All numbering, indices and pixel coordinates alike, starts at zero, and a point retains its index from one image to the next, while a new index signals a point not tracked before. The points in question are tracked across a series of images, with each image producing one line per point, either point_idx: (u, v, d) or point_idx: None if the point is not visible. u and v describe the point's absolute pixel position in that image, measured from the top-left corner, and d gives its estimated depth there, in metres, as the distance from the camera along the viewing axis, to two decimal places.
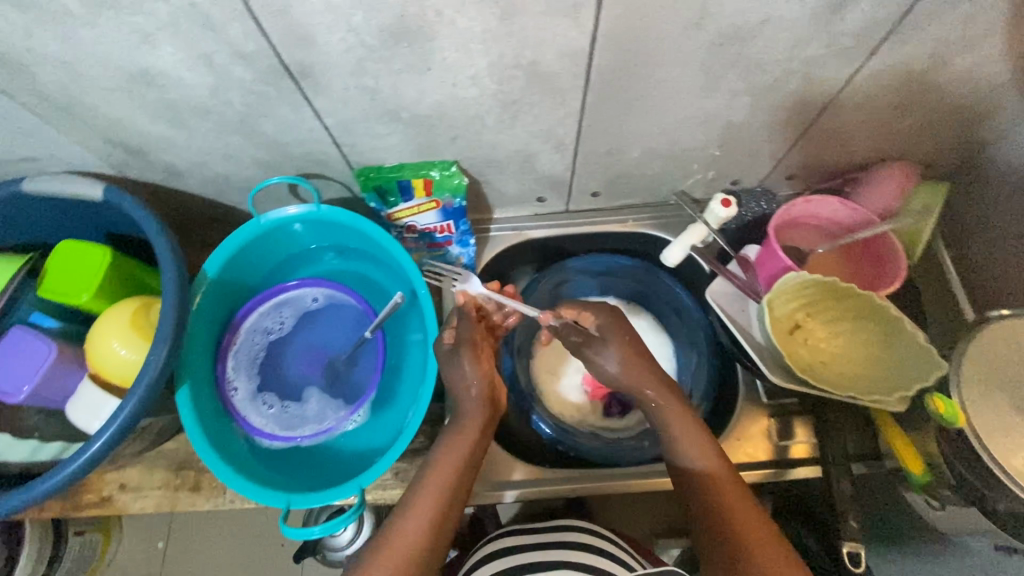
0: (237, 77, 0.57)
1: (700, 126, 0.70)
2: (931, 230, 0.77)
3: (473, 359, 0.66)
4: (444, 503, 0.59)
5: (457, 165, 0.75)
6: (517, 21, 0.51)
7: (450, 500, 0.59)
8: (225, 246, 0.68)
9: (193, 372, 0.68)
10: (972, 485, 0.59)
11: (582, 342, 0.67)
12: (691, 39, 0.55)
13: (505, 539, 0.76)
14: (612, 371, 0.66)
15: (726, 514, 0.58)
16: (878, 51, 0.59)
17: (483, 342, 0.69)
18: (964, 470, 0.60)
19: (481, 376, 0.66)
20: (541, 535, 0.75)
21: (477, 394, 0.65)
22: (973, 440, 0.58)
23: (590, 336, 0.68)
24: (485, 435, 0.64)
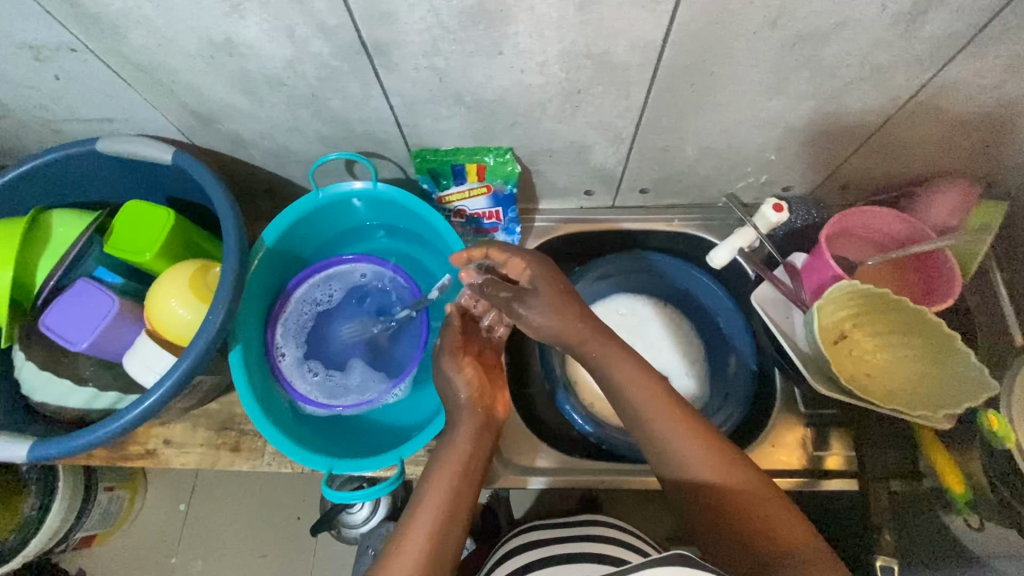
0: (314, 51, 0.59)
1: (761, 128, 0.69)
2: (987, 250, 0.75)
3: (454, 362, 0.66)
4: (454, 499, 0.57)
5: (512, 153, 0.76)
6: (595, 9, 0.52)
7: (460, 495, 0.58)
8: (284, 216, 0.70)
9: (246, 336, 0.70)
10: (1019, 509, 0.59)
11: (513, 296, 0.62)
12: (765, 38, 0.55)
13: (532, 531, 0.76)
14: (539, 323, 0.61)
15: (780, 547, 0.53)
16: (954, 62, 0.58)
17: (463, 347, 0.68)
18: (1010, 493, 0.59)
19: (465, 378, 0.65)
20: (568, 527, 0.76)
21: (467, 400, 0.64)
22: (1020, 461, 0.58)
23: (521, 289, 0.62)
24: (486, 428, 0.63)
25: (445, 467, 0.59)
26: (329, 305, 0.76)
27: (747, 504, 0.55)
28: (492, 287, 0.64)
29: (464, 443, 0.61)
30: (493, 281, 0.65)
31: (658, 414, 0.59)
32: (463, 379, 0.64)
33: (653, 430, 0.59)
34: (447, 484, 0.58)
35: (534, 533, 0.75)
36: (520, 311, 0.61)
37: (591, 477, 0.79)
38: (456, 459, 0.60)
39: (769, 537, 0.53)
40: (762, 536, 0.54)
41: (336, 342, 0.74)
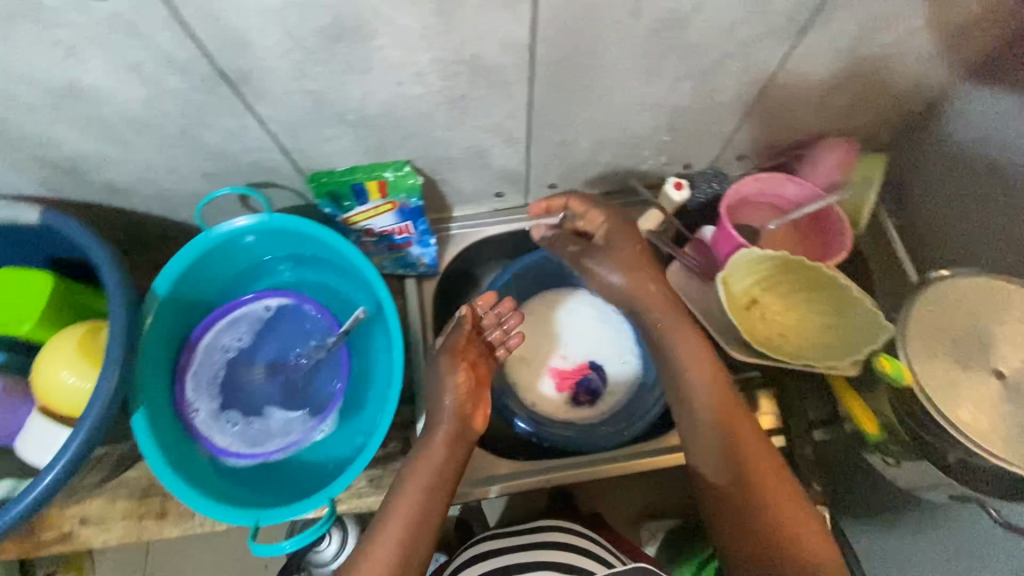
0: (171, 86, 0.55)
1: (648, 112, 0.71)
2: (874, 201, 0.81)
3: (453, 367, 0.67)
4: (418, 517, 0.61)
5: (411, 165, 0.74)
6: (455, 15, 0.51)
7: (424, 513, 0.62)
8: (173, 264, 0.66)
9: (151, 397, 0.66)
10: (924, 440, 0.62)
11: (581, 252, 0.73)
12: (630, 27, 0.56)
13: (488, 542, 0.76)
14: (614, 281, 0.71)
15: (771, 513, 0.60)
16: (810, 31, 0.61)
17: (468, 352, 0.68)
18: (916, 427, 0.63)
19: (461, 387, 0.66)
20: (528, 534, 0.75)
21: (450, 407, 0.66)
22: (921, 397, 0.61)
23: (590, 244, 0.73)
24: (456, 446, 0.65)
25: (415, 481, 0.63)
26: (239, 349, 0.72)
27: (757, 475, 0.62)
28: (563, 243, 0.75)
29: (437, 456, 0.64)
30: (564, 234, 0.75)
31: (713, 387, 0.66)
32: (452, 387, 0.65)
33: (700, 400, 0.66)
34: (411, 502, 0.62)
35: (495, 543, 0.75)
36: (588, 265, 0.73)
37: (539, 477, 0.78)
38: (422, 474, 0.63)
39: (763, 500, 0.60)
40: (755, 504, 0.61)
41: (252, 386, 0.71)
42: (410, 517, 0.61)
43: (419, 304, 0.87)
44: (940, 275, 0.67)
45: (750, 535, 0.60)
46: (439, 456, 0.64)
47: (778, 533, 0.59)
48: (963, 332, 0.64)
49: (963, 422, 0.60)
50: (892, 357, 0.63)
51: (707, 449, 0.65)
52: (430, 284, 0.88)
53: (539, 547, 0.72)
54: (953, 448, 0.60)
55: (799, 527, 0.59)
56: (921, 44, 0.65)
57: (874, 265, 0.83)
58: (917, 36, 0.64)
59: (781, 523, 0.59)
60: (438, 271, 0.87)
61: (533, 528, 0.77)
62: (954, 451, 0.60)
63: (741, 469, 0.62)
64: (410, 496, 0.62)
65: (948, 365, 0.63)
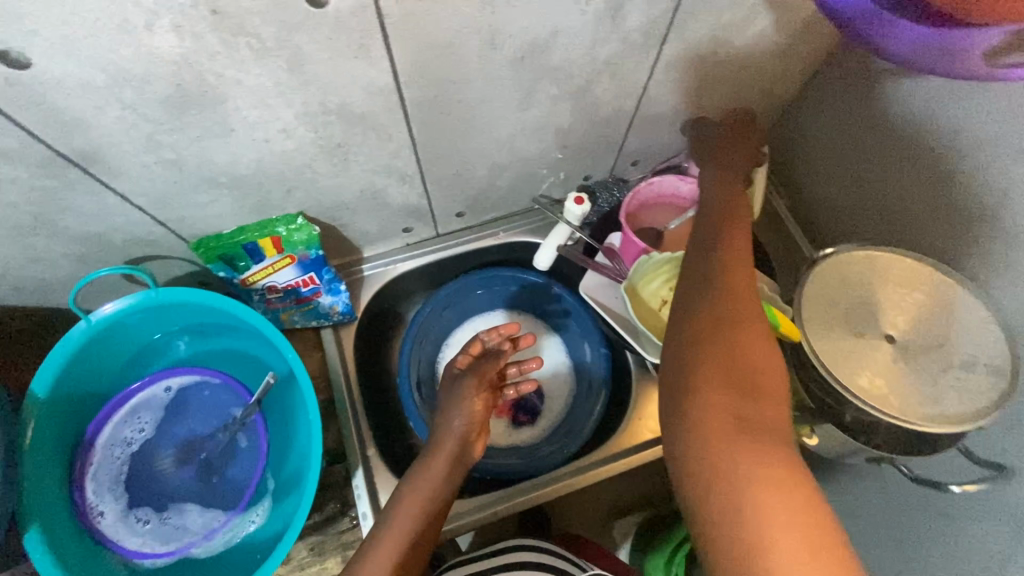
0: (8, 176, 0.51)
1: (534, 134, 0.72)
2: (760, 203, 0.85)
3: (472, 394, 0.69)
4: (415, 534, 0.58)
5: (304, 216, 0.71)
6: (308, 69, 0.50)
7: (424, 525, 0.59)
8: (50, 362, 0.61)
9: (46, 510, 0.61)
10: (827, 405, 0.66)
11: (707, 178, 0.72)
12: (492, 59, 0.56)
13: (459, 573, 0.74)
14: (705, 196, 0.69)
15: (728, 336, 0.47)
16: (667, 41, 0.64)
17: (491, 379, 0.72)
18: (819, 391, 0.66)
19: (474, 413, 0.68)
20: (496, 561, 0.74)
21: (459, 429, 0.67)
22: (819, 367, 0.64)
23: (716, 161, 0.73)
24: (454, 469, 0.64)
25: (414, 489, 0.61)
26: (143, 439, 0.69)
27: (736, 312, 0.49)
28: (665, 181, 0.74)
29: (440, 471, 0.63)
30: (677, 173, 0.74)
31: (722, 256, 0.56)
32: (468, 410, 0.67)
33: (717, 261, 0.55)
34: (407, 523, 0.58)
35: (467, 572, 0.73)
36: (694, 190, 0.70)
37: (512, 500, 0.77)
38: (421, 485, 0.62)
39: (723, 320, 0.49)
40: (721, 327, 0.48)
41: (162, 476, 0.67)
42: (410, 532, 0.58)
43: (339, 353, 0.83)
44: (829, 253, 0.71)
45: (707, 354, 0.47)
46: (441, 471, 0.63)
47: (743, 361, 0.46)
48: (857, 300, 0.68)
49: (861, 387, 0.63)
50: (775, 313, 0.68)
51: (686, 288, 0.54)
52: (349, 332, 0.85)
53: (506, 572, 0.71)
54: (851, 408, 0.64)
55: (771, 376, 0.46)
56: (773, 40, 0.69)
57: (767, 242, 0.93)
58: (767, 35, 0.68)
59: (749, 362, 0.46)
60: (355, 317, 0.84)
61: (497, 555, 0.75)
62: (852, 411, 0.64)
63: (715, 301, 0.50)
64: (409, 511, 0.59)
65: (843, 334, 0.66)
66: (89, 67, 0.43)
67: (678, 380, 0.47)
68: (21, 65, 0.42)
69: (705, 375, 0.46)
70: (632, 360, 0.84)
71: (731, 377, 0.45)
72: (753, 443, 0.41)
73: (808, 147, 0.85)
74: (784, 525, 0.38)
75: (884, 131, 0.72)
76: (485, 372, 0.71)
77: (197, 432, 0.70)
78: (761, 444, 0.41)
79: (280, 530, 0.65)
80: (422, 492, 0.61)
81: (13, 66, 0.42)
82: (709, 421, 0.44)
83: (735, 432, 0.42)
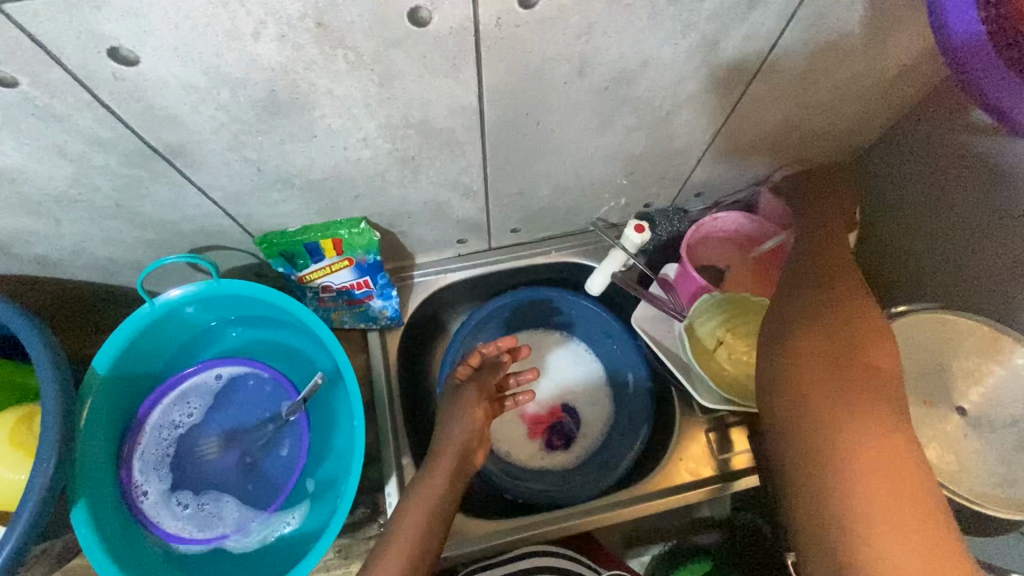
0: (98, 163, 0.52)
1: (604, 160, 0.71)
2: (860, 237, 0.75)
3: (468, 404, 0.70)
4: (421, 545, 0.59)
5: (367, 221, 0.71)
6: (397, 84, 0.50)
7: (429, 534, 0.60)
8: (113, 341, 0.62)
9: (95, 485, 0.62)
10: None
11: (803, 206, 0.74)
12: (578, 86, 0.55)
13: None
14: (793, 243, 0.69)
15: (829, 322, 0.54)
16: (756, 79, 0.62)
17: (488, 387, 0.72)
18: None
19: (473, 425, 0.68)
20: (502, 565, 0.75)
21: (459, 437, 0.68)
22: None
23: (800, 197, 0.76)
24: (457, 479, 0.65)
25: (423, 497, 0.62)
26: (191, 424, 0.70)
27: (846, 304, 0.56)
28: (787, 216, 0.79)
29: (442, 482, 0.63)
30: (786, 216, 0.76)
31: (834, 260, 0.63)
32: (468, 420, 0.68)
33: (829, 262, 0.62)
34: (413, 534, 0.59)
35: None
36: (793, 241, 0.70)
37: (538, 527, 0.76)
38: (430, 492, 0.62)
39: (832, 306, 0.56)
40: (826, 316, 0.55)
41: (205, 463, 0.69)
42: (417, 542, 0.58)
43: (383, 358, 0.83)
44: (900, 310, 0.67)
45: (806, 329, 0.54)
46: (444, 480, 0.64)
47: (849, 338, 0.52)
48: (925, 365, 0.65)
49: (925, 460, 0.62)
50: None
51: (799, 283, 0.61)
52: (394, 337, 0.85)
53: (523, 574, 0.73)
54: None
55: (883, 357, 0.51)
56: (866, 85, 0.66)
57: None
58: (861, 79, 0.65)
59: (855, 345, 0.52)
60: (402, 323, 0.84)
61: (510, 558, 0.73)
62: None
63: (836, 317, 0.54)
64: (415, 519, 0.60)
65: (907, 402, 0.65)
66: (191, 69, 0.44)
67: (778, 346, 0.55)
68: (129, 61, 0.42)
69: (804, 343, 0.53)
70: (676, 398, 0.82)
71: (828, 341, 0.52)
72: (846, 395, 0.48)
73: (880, 186, 0.80)
74: (868, 463, 0.44)
75: (974, 181, 0.67)
76: (484, 382, 0.72)
77: (241, 422, 0.71)
78: (858, 402, 0.47)
79: (315, 533, 0.65)
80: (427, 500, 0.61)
81: (121, 63, 0.42)
82: (801, 370, 0.51)
83: (827, 390, 0.49)
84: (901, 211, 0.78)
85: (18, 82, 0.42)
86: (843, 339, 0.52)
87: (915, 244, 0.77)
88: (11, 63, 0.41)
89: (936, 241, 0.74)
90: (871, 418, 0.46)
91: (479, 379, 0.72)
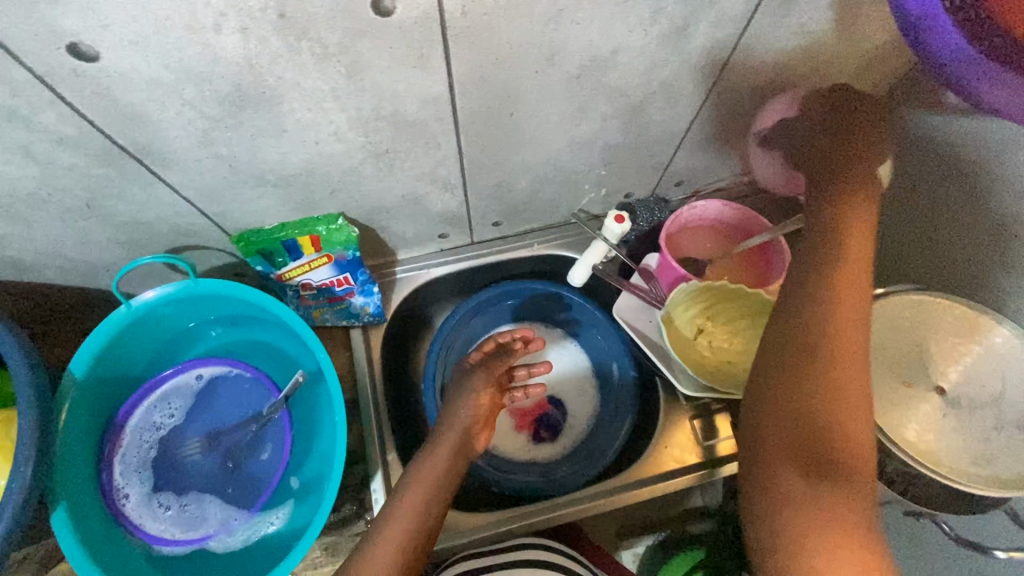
0: (66, 163, 0.52)
1: (581, 150, 0.71)
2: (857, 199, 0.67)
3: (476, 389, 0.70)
4: (411, 539, 0.57)
5: (345, 217, 0.71)
6: (366, 76, 0.49)
7: (421, 527, 0.58)
8: (89, 343, 0.62)
9: (75, 488, 0.62)
10: None
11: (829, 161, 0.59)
12: (549, 75, 0.55)
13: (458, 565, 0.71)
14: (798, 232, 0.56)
15: (820, 423, 0.47)
16: (729, 65, 0.62)
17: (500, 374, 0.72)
18: None
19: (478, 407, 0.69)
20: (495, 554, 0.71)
21: (463, 420, 0.68)
22: None
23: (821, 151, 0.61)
24: (453, 473, 0.64)
25: (417, 489, 0.60)
26: (172, 425, 0.69)
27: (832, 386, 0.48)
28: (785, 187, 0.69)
29: (437, 474, 0.62)
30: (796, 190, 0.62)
31: (836, 302, 0.50)
32: (475, 402, 0.69)
33: (822, 311, 0.50)
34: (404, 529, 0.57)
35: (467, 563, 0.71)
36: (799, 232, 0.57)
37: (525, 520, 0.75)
38: (422, 484, 0.61)
39: (821, 391, 0.47)
40: (811, 413, 0.47)
41: (188, 464, 0.68)
42: (408, 536, 0.57)
43: (366, 355, 0.83)
44: (881, 292, 0.68)
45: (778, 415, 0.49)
46: (439, 473, 0.62)
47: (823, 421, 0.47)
48: (907, 347, 0.66)
49: (907, 440, 0.62)
50: None
51: (786, 348, 0.50)
52: (378, 333, 0.85)
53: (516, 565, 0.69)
54: (887, 457, 0.60)
55: (866, 447, 0.46)
56: (840, 69, 0.66)
57: None
58: (835, 63, 0.65)
59: (840, 446, 0.46)
60: (385, 319, 0.84)
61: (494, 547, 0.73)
62: (891, 462, 0.60)
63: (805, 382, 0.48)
64: (406, 513, 0.58)
65: (889, 382, 0.65)
66: (154, 64, 0.43)
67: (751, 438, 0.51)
68: (89, 57, 0.42)
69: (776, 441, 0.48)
70: (661, 386, 0.83)
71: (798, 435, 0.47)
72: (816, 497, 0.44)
73: None
74: None
75: (945, 171, 0.68)
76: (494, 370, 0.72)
77: (224, 423, 0.70)
78: (825, 506, 0.43)
79: (299, 531, 0.65)
80: (419, 494, 0.60)
81: (81, 59, 0.42)
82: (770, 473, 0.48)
83: (816, 510, 0.44)
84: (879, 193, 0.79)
85: None
86: (832, 441, 0.46)
87: (889, 231, 0.78)
88: None
89: (918, 222, 0.74)
90: (841, 514, 0.43)
91: (493, 368, 0.72)
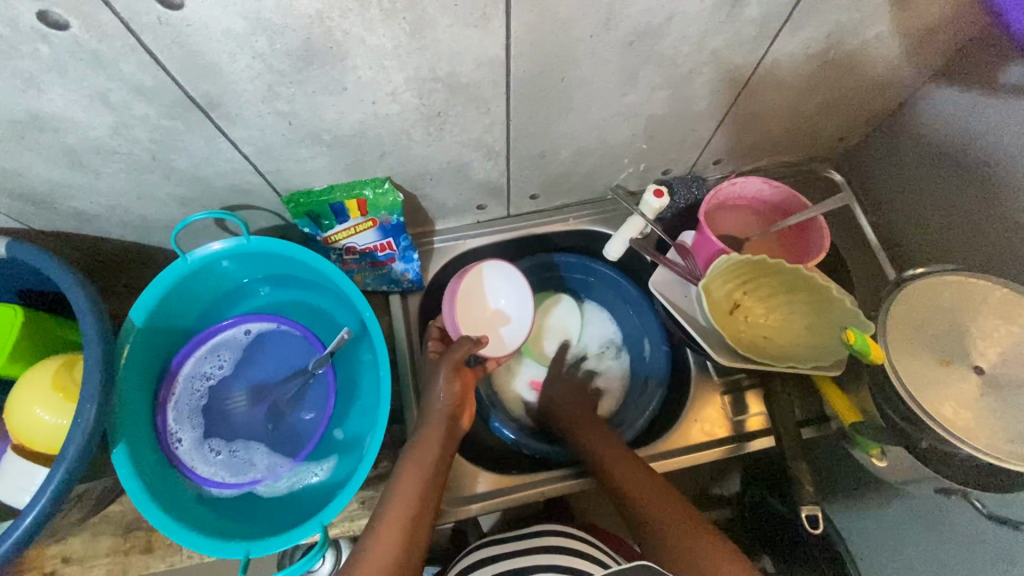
0: (138, 113, 0.54)
1: (624, 122, 0.71)
2: (739, 282, 0.75)
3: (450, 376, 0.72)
4: (430, 475, 0.64)
5: (391, 181, 0.72)
6: (428, 34, 0.51)
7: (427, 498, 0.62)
8: (151, 291, 0.65)
9: (134, 428, 0.65)
10: (897, 424, 0.62)
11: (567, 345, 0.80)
12: (603, 40, 0.56)
13: (482, 550, 0.75)
14: None
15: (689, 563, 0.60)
16: (780, 36, 0.61)
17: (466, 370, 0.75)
18: (890, 411, 0.63)
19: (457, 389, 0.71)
20: (519, 542, 0.75)
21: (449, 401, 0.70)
22: (891, 373, 0.62)
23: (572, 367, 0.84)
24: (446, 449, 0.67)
25: (430, 438, 0.67)
26: (221, 375, 0.73)
27: (675, 527, 0.63)
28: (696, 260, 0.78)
29: (438, 448, 0.66)
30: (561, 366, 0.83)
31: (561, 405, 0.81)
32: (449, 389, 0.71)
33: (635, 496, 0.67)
34: (414, 497, 0.62)
35: (489, 548, 0.75)
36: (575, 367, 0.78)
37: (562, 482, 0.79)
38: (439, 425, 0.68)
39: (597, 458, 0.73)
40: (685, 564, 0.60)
41: (235, 413, 0.72)
42: (416, 509, 0.61)
43: (404, 320, 0.86)
44: (919, 272, 0.67)
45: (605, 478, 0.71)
46: (434, 452, 0.66)
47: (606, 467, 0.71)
48: (950, 323, 0.63)
49: (948, 419, 0.59)
50: (858, 331, 0.63)
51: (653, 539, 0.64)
52: (415, 300, 0.87)
53: (534, 554, 0.72)
54: (925, 433, 0.59)
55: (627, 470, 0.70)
56: (890, 46, 0.66)
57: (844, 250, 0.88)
58: (887, 38, 0.65)
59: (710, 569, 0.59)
60: (423, 286, 0.86)
61: (527, 533, 0.77)
62: (926, 436, 0.59)
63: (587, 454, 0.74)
64: (411, 488, 0.62)
65: (929, 361, 0.62)
66: (232, 14, 0.45)
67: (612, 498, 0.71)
68: (175, 5, 0.44)
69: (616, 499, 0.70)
70: (692, 360, 0.85)
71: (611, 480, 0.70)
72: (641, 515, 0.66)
73: (902, 152, 0.80)
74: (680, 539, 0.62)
75: (975, 162, 0.70)
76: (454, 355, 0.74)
77: (270, 376, 0.74)
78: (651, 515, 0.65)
79: (343, 480, 0.68)
80: (421, 469, 0.64)
81: (166, 6, 0.44)
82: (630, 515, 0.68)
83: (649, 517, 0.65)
84: (917, 177, 0.79)
85: (68, 24, 0.44)
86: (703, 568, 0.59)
87: (928, 215, 0.78)
88: (64, 4, 0.42)
89: (959, 205, 0.73)
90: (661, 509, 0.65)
91: (448, 355, 0.73)
